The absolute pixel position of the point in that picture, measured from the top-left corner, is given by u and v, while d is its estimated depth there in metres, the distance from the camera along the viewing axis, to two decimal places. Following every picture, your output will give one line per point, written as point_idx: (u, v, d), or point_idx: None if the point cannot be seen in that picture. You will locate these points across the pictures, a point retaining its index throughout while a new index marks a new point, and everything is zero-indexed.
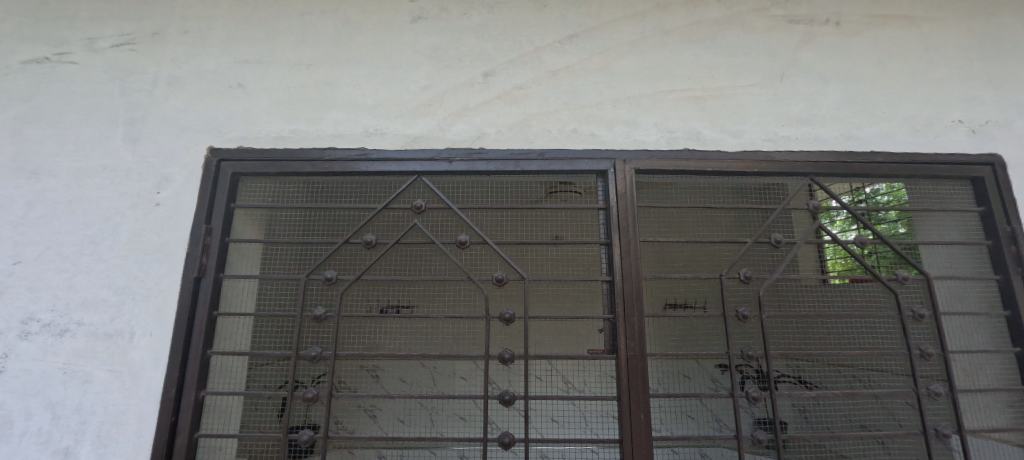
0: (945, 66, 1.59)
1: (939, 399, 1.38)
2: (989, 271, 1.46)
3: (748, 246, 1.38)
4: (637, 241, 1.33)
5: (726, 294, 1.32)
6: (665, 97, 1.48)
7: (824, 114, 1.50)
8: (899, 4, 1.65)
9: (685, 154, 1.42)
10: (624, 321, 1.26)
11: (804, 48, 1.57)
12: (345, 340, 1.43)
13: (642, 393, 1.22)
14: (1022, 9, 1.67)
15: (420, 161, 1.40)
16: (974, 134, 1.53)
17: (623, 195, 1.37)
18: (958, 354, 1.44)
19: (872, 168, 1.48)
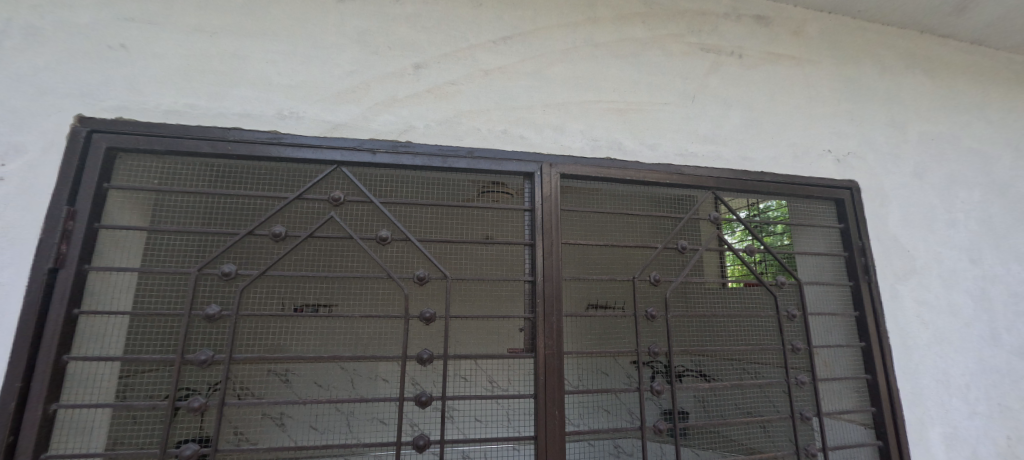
0: (820, 102, 1.86)
1: (804, 387, 1.61)
2: (845, 278, 1.74)
3: (659, 251, 1.50)
4: (558, 243, 1.37)
5: (638, 295, 1.42)
6: (591, 107, 1.55)
7: (726, 135, 1.68)
8: (788, 45, 1.90)
9: (607, 162, 1.50)
10: (544, 320, 1.30)
11: (713, 74, 1.74)
12: (243, 342, 1.29)
13: (557, 391, 1.27)
14: (875, 61, 2.02)
15: (339, 150, 1.32)
16: (838, 163, 1.80)
17: (548, 198, 1.40)
18: (821, 348, 1.69)
19: (762, 186, 1.68)
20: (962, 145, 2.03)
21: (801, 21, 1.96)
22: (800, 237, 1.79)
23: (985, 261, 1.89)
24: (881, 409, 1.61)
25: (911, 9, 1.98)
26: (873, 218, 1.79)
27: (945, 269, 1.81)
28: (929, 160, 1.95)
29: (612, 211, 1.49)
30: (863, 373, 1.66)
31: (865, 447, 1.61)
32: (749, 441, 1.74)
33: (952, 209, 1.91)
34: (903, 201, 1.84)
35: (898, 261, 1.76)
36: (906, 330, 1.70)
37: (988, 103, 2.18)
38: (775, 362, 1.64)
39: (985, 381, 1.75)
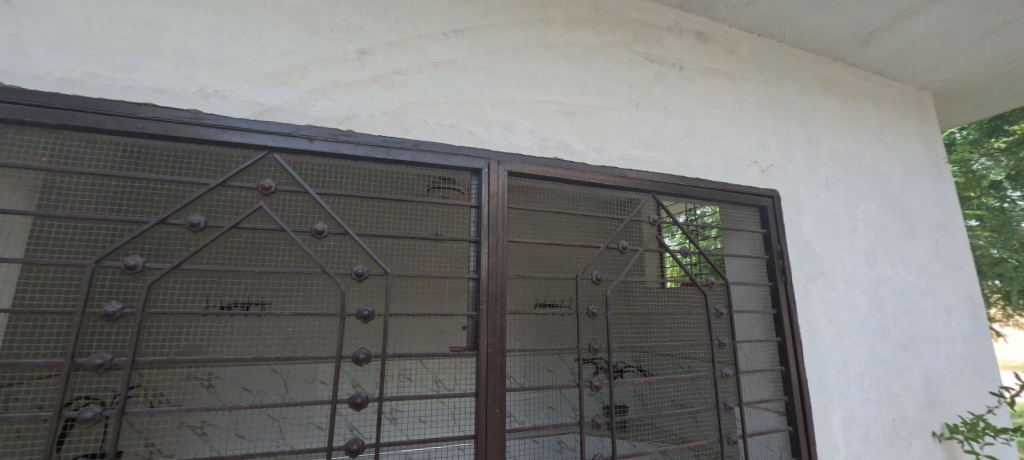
0: (749, 117, 2.02)
1: (728, 380, 1.75)
2: (765, 278, 1.90)
3: (601, 251, 1.55)
4: (504, 241, 1.37)
5: (580, 293, 1.45)
6: (540, 107, 1.57)
7: (666, 142, 1.77)
8: (723, 61, 2.04)
9: (554, 162, 1.52)
10: (487, 318, 1.29)
11: (656, 83, 1.82)
12: (151, 343, 1.16)
13: (498, 389, 1.26)
14: (796, 82, 2.22)
15: (272, 135, 1.23)
16: (762, 172, 1.96)
17: (495, 196, 1.39)
18: (744, 343, 1.83)
19: (697, 191, 1.78)
20: (863, 162, 2.30)
21: (735, 40, 2.11)
22: (729, 241, 1.93)
23: (879, 265, 2.14)
24: (792, 397, 1.77)
25: (826, 37, 2.21)
26: (790, 224, 1.97)
27: (846, 272, 2.03)
28: (837, 174, 2.18)
29: (558, 210, 1.52)
30: (778, 365, 1.82)
31: (778, 433, 1.76)
32: (681, 432, 1.79)
33: (854, 219, 2.15)
34: (815, 210, 2.04)
35: (809, 264, 1.95)
36: (815, 326, 1.89)
37: (885, 126, 2.48)
38: (704, 356, 1.75)
39: (876, 370, 1.98)
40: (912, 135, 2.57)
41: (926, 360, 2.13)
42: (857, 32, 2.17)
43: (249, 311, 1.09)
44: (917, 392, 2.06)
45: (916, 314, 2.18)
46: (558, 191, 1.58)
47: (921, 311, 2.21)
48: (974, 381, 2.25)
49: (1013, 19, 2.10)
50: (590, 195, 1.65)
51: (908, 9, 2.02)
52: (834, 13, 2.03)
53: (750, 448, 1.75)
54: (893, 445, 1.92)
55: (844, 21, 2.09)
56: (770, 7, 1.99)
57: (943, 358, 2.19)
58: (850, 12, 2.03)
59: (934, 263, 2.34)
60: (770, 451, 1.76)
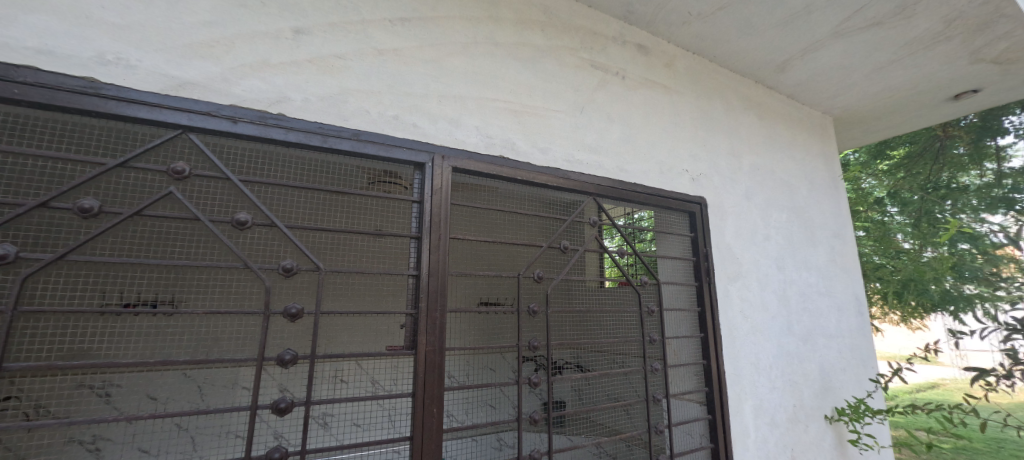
0: (683, 128, 2.16)
1: (657, 373, 1.86)
2: (692, 279, 2.04)
3: (543, 250, 1.58)
4: (446, 238, 1.34)
5: (521, 291, 1.47)
6: (487, 105, 1.56)
7: (607, 147, 1.83)
8: (662, 74, 2.16)
9: (500, 160, 1.52)
10: (426, 316, 1.26)
11: (600, 90, 1.89)
12: (23, 347, 0.99)
13: (436, 388, 1.24)
14: (723, 99, 2.41)
15: (188, 113, 1.11)
16: (692, 181, 2.11)
17: (438, 191, 1.36)
18: (672, 339, 1.95)
19: (635, 195, 1.87)
20: (777, 176, 2.55)
21: (673, 56, 2.25)
22: (662, 243, 2.05)
23: (787, 268, 2.39)
24: (712, 388, 1.92)
25: (751, 61, 2.42)
26: (715, 229, 2.13)
27: (760, 274, 2.24)
28: (755, 186, 2.40)
29: (502, 209, 1.52)
30: (701, 359, 1.96)
31: (699, 421, 1.90)
32: (614, 424, 1.83)
33: (768, 226, 2.38)
34: (737, 217, 2.23)
35: (730, 266, 2.12)
36: (733, 323, 2.07)
37: (795, 145, 2.77)
38: (636, 353, 1.84)
39: (782, 363, 2.21)
40: (816, 154, 2.90)
41: (822, 352, 2.41)
42: (776, 58, 2.40)
43: (160, 309, 0.91)
44: (814, 382, 2.32)
45: (815, 312, 2.46)
46: (503, 190, 1.59)
47: (819, 310, 2.50)
48: (858, 370, 2.58)
49: (897, 59, 2.44)
50: (534, 196, 1.67)
51: (817, 42, 2.27)
52: (757, 39, 2.23)
53: (675, 437, 1.88)
54: (793, 429, 2.15)
55: (765, 47, 2.30)
56: (704, 27, 2.14)
57: (835, 351, 2.49)
58: (770, 39, 2.24)
59: (830, 267, 2.66)
60: (692, 439, 1.89)
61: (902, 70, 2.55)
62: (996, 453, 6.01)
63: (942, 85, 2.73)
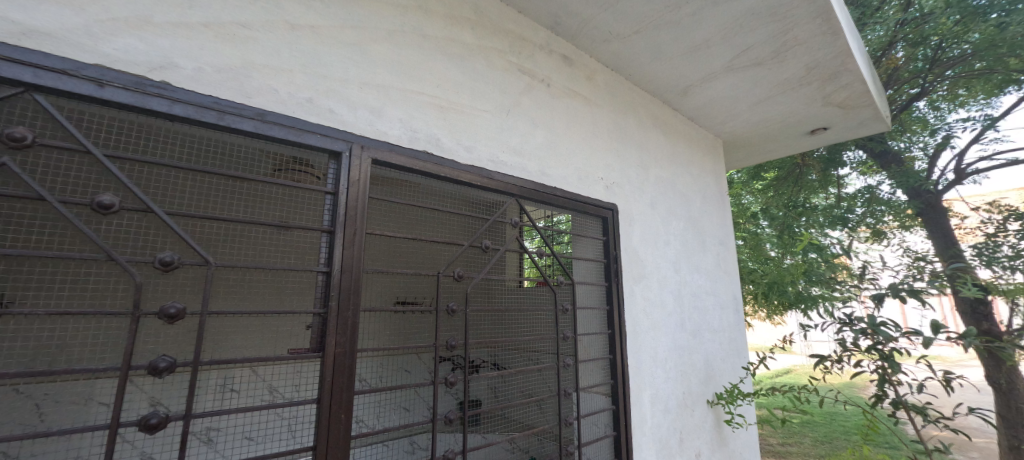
0: (600, 138, 2.30)
1: (569, 369, 1.94)
2: (603, 279, 2.17)
3: (464, 249, 1.54)
4: (363, 233, 1.25)
5: (441, 289, 1.43)
6: (412, 97, 1.49)
7: (531, 151, 1.88)
8: (583, 86, 2.27)
9: (423, 155, 1.47)
10: (337, 316, 1.16)
11: (525, 95, 1.93)
12: None
13: (344, 393, 1.15)
14: (636, 115, 2.62)
15: (33, 67, 0.90)
16: (606, 188, 2.25)
17: (355, 183, 1.27)
18: (583, 336, 2.05)
19: (555, 198, 1.94)
20: (677, 189, 2.83)
21: (593, 70, 2.38)
22: (577, 245, 2.16)
23: (682, 271, 2.67)
24: (617, 381, 2.07)
25: (660, 83, 2.66)
26: (624, 234, 2.30)
27: (660, 277, 2.47)
28: (659, 196, 2.64)
29: (424, 205, 1.47)
30: (608, 354, 2.10)
31: (604, 412, 2.02)
32: (526, 419, 1.93)
33: (668, 233, 2.64)
34: (642, 223, 2.44)
35: (635, 268, 2.31)
36: (636, 321, 2.25)
37: (693, 162, 3.10)
38: (549, 349, 1.91)
39: (674, 355, 2.46)
40: (709, 171, 3.28)
41: (707, 346, 2.73)
42: (681, 83, 2.67)
43: None
44: (701, 372, 2.63)
45: (703, 310, 2.78)
46: (426, 186, 1.54)
47: (706, 308, 2.83)
48: (734, 360, 2.97)
49: (773, 95, 2.86)
50: (457, 193, 1.65)
51: (713, 73, 2.56)
52: (666, 64, 2.46)
53: (582, 428, 1.98)
54: (682, 415, 2.40)
55: (672, 72, 2.55)
56: (622, 47, 2.30)
57: (717, 344, 2.84)
58: (677, 65, 2.48)
59: (716, 271, 3.03)
60: (597, 429, 2.01)
61: (776, 105, 3.00)
62: (828, 427, 7.37)
63: (804, 121, 3.26)
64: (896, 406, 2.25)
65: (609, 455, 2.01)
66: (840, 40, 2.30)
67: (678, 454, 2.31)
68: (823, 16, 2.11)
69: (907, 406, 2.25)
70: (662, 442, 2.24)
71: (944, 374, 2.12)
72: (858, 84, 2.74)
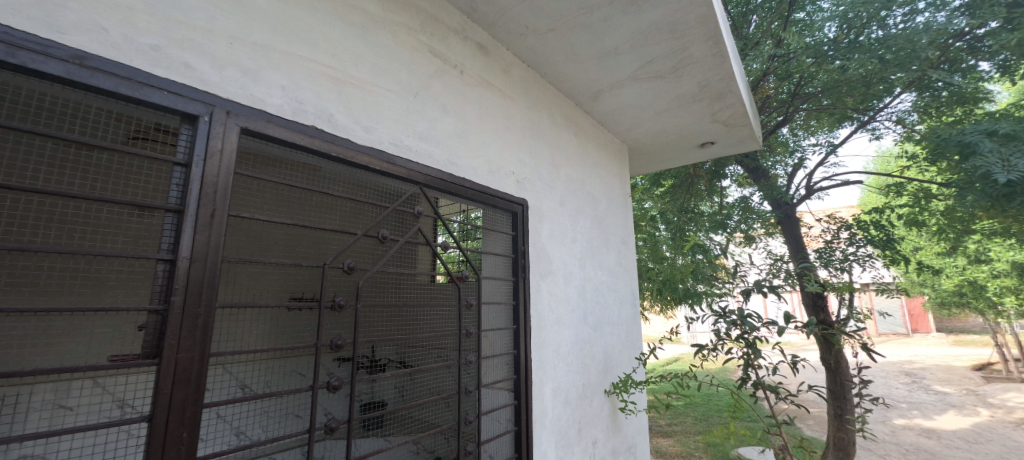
0: (513, 133, 2.27)
1: (471, 365, 1.89)
2: (510, 274, 2.15)
3: (357, 239, 1.39)
4: (224, 215, 1.05)
5: (326, 283, 1.26)
6: (300, 64, 1.29)
7: (439, 138, 1.77)
8: (497, 78, 2.22)
9: (312, 131, 1.28)
10: (181, 313, 0.95)
11: (436, 79, 1.81)
12: None
13: (189, 406, 0.95)
14: (549, 114, 2.64)
15: None
16: (517, 183, 2.23)
17: (216, 154, 1.06)
18: (488, 331, 2.01)
19: (462, 190, 1.86)
20: (585, 188, 2.94)
21: (509, 63, 2.34)
22: (486, 240, 2.11)
23: (586, 267, 2.77)
24: (520, 374, 2.06)
25: (573, 84, 2.72)
26: (533, 230, 2.31)
27: (565, 272, 2.54)
28: (567, 194, 2.71)
29: (311, 188, 1.29)
30: (512, 349, 2.09)
31: (506, 407, 2.01)
32: (432, 418, 1.81)
33: (575, 230, 2.72)
34: (551, 220, 2.47)
35: (542, 263, 2.34)
36: (541, 315, 2.27)
37: (601, 164, 3.25)
38: (452, 346, 1.82)
39: (576, 349, 2.54)
40: (615, 174, 3.47)
41: (606, 338, 2.88)
42: (593, 86, 2.76)
43: None
44: (600, 363, 2.76)
45: (604, 305, 2.92)
46: (316, 166, 1.35)
47: (607, 302, 2.98)
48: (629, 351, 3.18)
49: (671, 108, 3.11)
50: (357, 177, 1.47)
51: (621, 80, 2.69)
52: (579, 66, 2.52)
53: (483, 424, 1.95)
54: (581, 405, 2.50)
55: (585, 75, 2.62)
56: (537, 43, 2.29)
57: (615, 337, 3.01)
58: (589, 68, 2.56)
59: (617, 268, 3.21)
60: (499, 424, 1.99)
61: (673, 117, 3.26)
62: (705, 406, 8.44)
63: (695, 134, 3.61)
64: (756, 386, 2.58)
65: (509, 450, 2.00)
66: (726, 63, 2.55)
67: (576, 443, 2.40)
68: (714, 38, 2.32)
69: (764, 386, 2.59)
70: (561, 432, 2.30)
71: (792, 357, 2.47)
72: (739, 105, 3.09)
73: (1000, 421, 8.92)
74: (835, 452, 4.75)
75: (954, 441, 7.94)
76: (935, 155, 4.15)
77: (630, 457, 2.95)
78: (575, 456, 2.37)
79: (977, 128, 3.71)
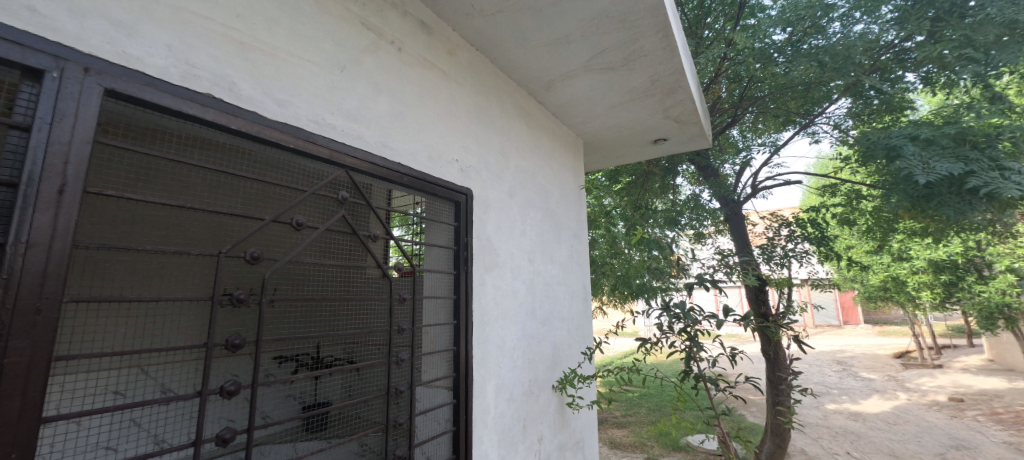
0: (458, 119, 2.15)
1: (404, 364, 1.77)
2: (451, 267, 2.04)
3: (264, 225, 1.25)
4: (79, 192, 0.90)
5: (219, 273, 1.11)
6: (193, 22, 1.13)
7: (370, 118, 1.63)
8: (441, 58, 2.08)
9: (206, 100, 1.13)
10: (14, 306, 0.81)
11: (368, 54, 1.66)
12: None
13: (28, 412, 0.82)
14: (498, 101, 2.54)
15: None
16: (461, 172, 2.12)
17: (67, 119, 0.90)
18: (426, 327, 1.90)
19: (397, 176, 1.73)
20: (536, 180, 2.87)
21: (456, 45, 2.22)
22: (427, 231, 1.98)
23: (535, 261, 2.71)
24: (460, 372, 1.97)
25: (525, 72, 2.63)
26: (478, 221, 2.21)
27: (512, 265, 2.46)
28: (517, 184, 2.63)
29: (204, 164, 1.13)
30: (452, 346, 1.99)
31: (442, 407, 1.91)
32: (372, 416, 1.68)
33: (524, 223, 2.64)
34: (498, 212, 2.39)
35: (488, 256, 2.24)
36: (485, 310, 2.18)
37: (554, 156, 3.20)
38: (382, 343, 1.70)
39: (523, 344, 2.48)
40: (569, 167, 3.43)
41: (555, 333, 2.84)
42: (544, 75, 2.69)
43: None
44: (547, 357, 2.72)
45: (554, 300, 2.88)
46: (213, 141, 1.20)
47: (557, 296, 2.94)
48: (578, 345, 3.16)
49: (624, 102, 3.10)
50: (266, 156, 1.32)
51: (573, 70, 2.64)
52: (529, 52, 2.44)
53: (419, 425, 1.84)
54: (526, 401, 2.44)
55: (537, 62, 2.54)
56: (485, 25, 2.19)
57: (565, 331, 2.98)
58: (540, 56, 2.48)
59: (569, 262, 3.18)
60: (436, 425, 1.89)
61: (627, 112, 3.26)
62: (657, 397, 8.75)
63: (648, 131, 3.64)
64: (698, 378, 2.62)
65: (447, 452, 1.90)
66: (676, 58, 2.56)
67: (520, 440, 2.34)
68: (663, 31, 2.31)
69: (705, 378, 2.64)
70: (504, 430, 2.23)
71: (731, 350, 2.52)
72: (689, 102, 3.13)
73: (915, 403, 9.83)
74: (772, 438, 5.02)
75: (876, 422, 8.67)
76: (866, 158, 4.43)
77: (577, 451, 2.94)
78: (518, 454, 2.31)
79: (902, 133, 3.99)
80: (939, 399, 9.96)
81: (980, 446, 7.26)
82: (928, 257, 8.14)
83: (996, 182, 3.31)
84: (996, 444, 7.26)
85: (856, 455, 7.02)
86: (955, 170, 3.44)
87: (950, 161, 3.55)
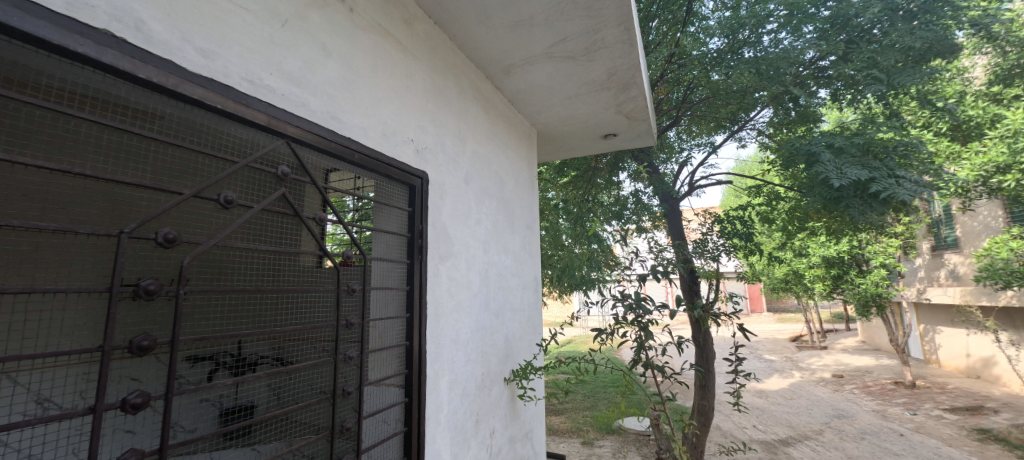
0: (413, 94, 1.96)
1: (351, 362, 1.60)
2: (404, 256, 1.89)
3: (184, 200, 1.03)
4: None
5: (122, 256, 0.88)
6: None
7: (315, 83, 1.42)
8: (397, 25, 1.89)
9: (102, 38, 0.89)
10: None
11: (315, 10, 1.45)
12: None
13: None
14: (456, 81, 2.39)
15: None
16: (417, 153, 1.95)
17: None
18: (377, 320, 1.75)
19: (349, 153, 1.54)
20: (492, 167, 2.76)
21: (413, 14, 2.04)
22: (378, 216, 1.81)
23: (490, 251, 2.61)
24: (411, 367, 1.83)
25: (484, 53, 2.50)
26: (432, 207, 2.06)
27: (466, 256, 2.33)
28: (472, 170, 2.49)
29: (97, 119, 0.90)
30: (404, 341, 1.85)
31: (393, 408, 1.76)
32: (313, 421, 1.48)
33: (478, 211, 2.52)
34: (454, 198, 2.25)
35: (442, 245, 2.11)
36: (438, 302, 2.05)
37: (509, 145, 3.08)
38: (328, 338, 1.52)
39: (476, 336, 2.38)
40: (523, 157, 3.33)
41: (507, 325, 2.76)
42: (504, 59, 2.59)
43: None
44: (500, 349, 2.63)
45: (506, 290, 2.80)
46: (112, 100, 0.97)
47: (509, 287, 2.86)
48: (530, 338, 3.12)
49: (581, 94, 3.08)
50: (186, 119, 1.10)
51: (534, 56, 2.56)
52: (492, 33, 2.32)
53: (365, 429, 1.66)
54: (478, 396, 2.34)
55: (498, 44, 2.42)
56: None
57: (517, 323, 2.92)
58: (502, 37, 2.37)
59: (521, 253, 3.11)
60: (385, 427, 1.73)
61: (582, 104, 3.24)
62: (593, 384, 9.11)
63: (600, 124, 3.65)
64: (646, 367, 2.67)
65: (396, 454, 1.75)
66: (634, 53, 2.57)
67: (472, 436, 2.25)
68: (625, 24, 2.30)
69: (653, 366, 2.70)
70: (457, 427, 2.12)
71: (678, 338, 2.60)
72: (641, 98, 3.18)
73: (809, 380, 11.22)
74: (698, 417, 5.39)
75: (778, 398, 9.75)
76: (787, 162, 4.86)
77: (526, 443, 2.91)
78: (470, 450, 2.22)
79: (819, 141, 4.41)
80: (825, 375, 11.48)
81: (856, 414, 8.45)
82: (823, 254, 9.22)
83: (892, 187, 3.77)
84: (869, 412, 8.48)
85: (762, 428, 7.82)
86: (862, 176, 3.87)
87: (857, 168, 3.98)
